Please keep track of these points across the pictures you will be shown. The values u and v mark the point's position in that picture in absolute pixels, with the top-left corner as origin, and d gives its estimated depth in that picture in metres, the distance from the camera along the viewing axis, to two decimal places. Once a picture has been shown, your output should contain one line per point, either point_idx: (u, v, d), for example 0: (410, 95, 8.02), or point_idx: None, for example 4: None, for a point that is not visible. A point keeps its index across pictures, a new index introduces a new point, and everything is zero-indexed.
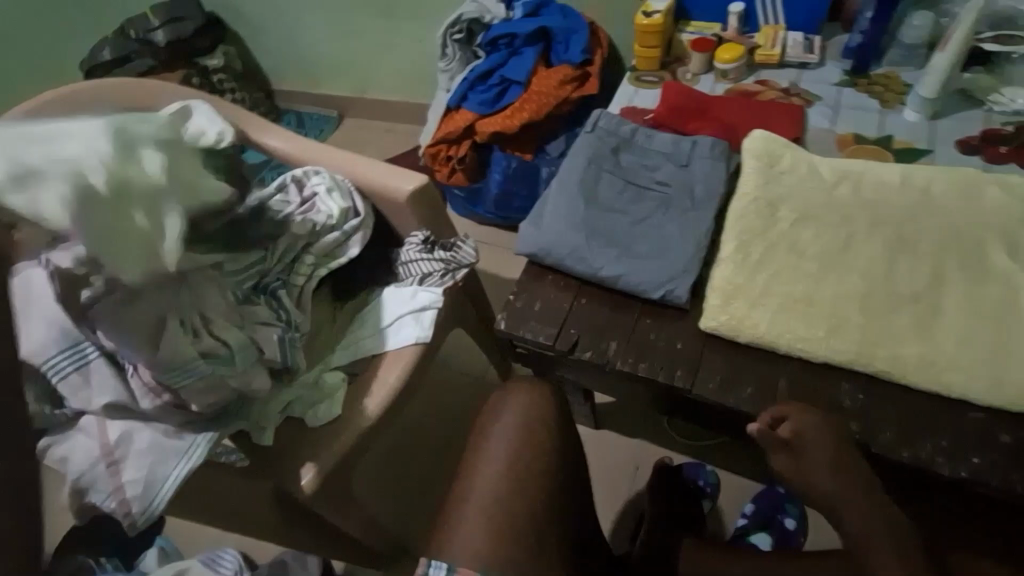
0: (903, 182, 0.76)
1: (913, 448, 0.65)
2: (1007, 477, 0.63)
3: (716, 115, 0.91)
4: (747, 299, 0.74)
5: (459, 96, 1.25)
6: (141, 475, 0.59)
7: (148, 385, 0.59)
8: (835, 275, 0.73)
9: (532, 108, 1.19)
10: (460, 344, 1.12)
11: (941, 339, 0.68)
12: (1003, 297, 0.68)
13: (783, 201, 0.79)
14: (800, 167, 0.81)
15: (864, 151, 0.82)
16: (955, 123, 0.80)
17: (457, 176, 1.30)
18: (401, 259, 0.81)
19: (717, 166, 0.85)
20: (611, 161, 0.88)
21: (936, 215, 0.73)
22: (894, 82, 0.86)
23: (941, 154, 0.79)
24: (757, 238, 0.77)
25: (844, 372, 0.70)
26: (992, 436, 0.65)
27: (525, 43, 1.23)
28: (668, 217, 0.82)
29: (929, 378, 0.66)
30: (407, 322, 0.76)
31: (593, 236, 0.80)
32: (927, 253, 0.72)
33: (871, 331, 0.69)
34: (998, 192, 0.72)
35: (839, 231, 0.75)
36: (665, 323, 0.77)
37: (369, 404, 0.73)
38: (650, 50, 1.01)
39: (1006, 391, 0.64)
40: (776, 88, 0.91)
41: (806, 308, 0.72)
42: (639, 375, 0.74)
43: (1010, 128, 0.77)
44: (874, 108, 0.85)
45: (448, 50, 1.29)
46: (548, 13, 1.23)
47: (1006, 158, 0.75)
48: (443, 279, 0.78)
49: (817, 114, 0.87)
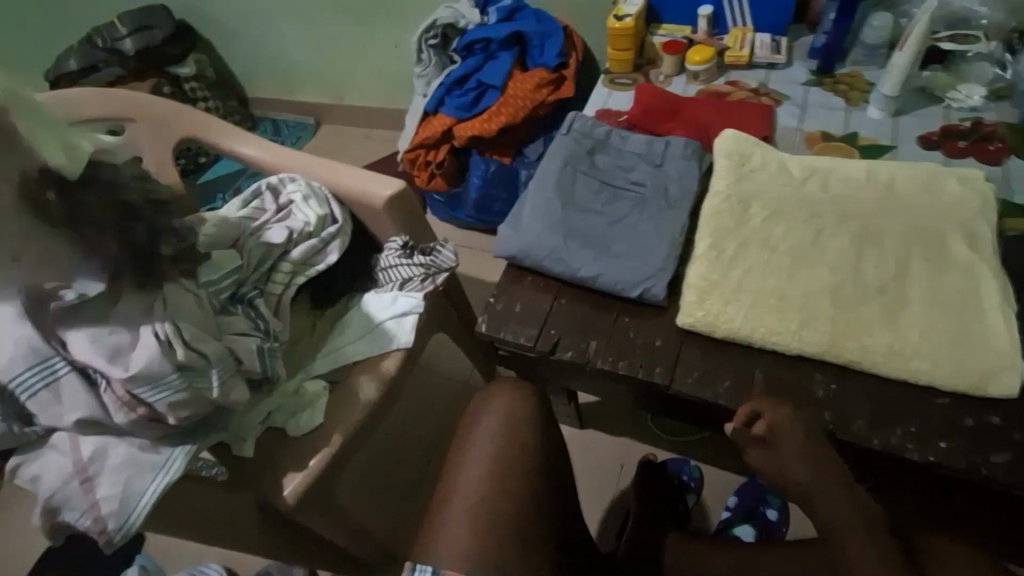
0: (868, 177, 0.76)
1: (884, 436, 0.62)
2: (973, 460, 0.60)
3: (688, 116, 0.93)
4: (721, 295, 0.71)
5: (437, 101, 1.28)
6: (116, 491, 0.63)
7: (121, 400, 0.62)
8: (807, 269, 0.71)
9: (510, 112, 1.22)
10: (443, 348, 1.17)
11: (907, 330, 0.65)
12: (968, 288, 0.66)
13: (754, 197, 0.77)
14: (769, 165, 0.80)
15: (831, 148, 0.85)
16: (915, 120, 0.85)
17: (437, 180, 1.35)
18: (381, 265, 0.87)
19: (690, 165, 0.83)
20: (587, 162, 0.86)
21: (899, 208, 0.73)
22: (857, 80, 0.92)
23: (904, 150, 0.82)
24: (730, 235, 0.75)
25: (816, 363, 0.67)
26: (957, 421, 0.62)
27: (500, 47, 1.25)
28: (644, 216, 0.80)
29: (897, 368, 0.63)
30: (389, 327, 0.83)
31: (571, 236, 0.78)
32: (894, 245, 0.70)
33: (844, 322, 0.66)
34: (957, 186, 0.73)
35: (809, 226, 0.74)
36: (644, 322, 0.74)
37: (351, 411, 0.79)
38: (623, 53, 1.03)
39: (967, 376, 0.62)
40: (746, 89, 0.96)
41: (779, 302, 0.69)
42: (619, 373, 0.72)
43: (967, 124, 0.82)
44: (839, 106, 0.90)
45: (424, 56, 1.32)
46: (523, 17, 1.25)
47: (963, 153, 0.80)
48: (424, 283, 0.84)
49: (786, 114, 0.91)
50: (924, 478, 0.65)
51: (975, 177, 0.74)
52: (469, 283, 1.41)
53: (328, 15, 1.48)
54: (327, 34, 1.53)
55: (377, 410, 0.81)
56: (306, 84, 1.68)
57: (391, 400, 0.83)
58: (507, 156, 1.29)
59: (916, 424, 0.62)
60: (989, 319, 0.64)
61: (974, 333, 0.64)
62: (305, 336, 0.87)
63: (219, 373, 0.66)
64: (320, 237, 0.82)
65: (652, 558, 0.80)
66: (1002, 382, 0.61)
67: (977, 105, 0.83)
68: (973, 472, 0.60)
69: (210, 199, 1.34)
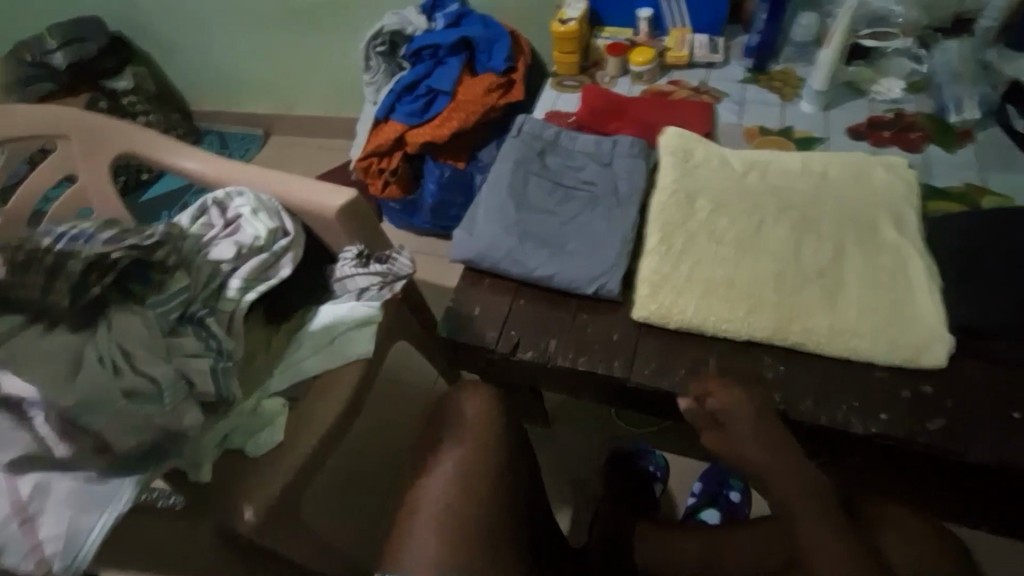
0: (803, 168, 0.80)
1: (830, 413, 0.65)
2: (911, 429, 0.64)
3: (634, 115, 0.96)
4: (673, 288, 0.73)
5: (387, 108, 1.27)
6: (61, 529, 0.60)
7: (61, 430, 0.59)
8: (751, 259, 0.74)
9: (461, 117, 1.22)
10: (405, 357, 1.16)
11: (845, 310, 0.68)
12: (897, 267, 0.70)
13: (699, 192, 0.80)
14: (711, 160, 0.83)
15: (769, 142, 0.89)
16: (843, 113, 0.90)
17: (391, 188, 1.34)
18: (336, 276, 0.85)
19: (638, 163, 0.86)
20: (538, 164, 0.87)
21: (833, 197, 0.77)
22: (790, 77, 0.96)
23: (836, 141, 0.87)
24: (678, 228, 0.77)
25: (765, 348, 0.70)
26: (895, 393, 0.66)
27: (448, 53, 1.25)
28: (595, 214, 0.81)
29: (839, 347, 0.67)
30: (352, 337, 0.82)
31: (526, 237, 0.79)
32: (829, 231, 0.74)
33: (787, 308, 0.69)
34: (884, 173, 0.78)
35: (752, 217, 0.77)
36: (600, 317, 0.76)
37: (313, 425, 0.77)
38: (568, 56, 1.05)
39: (900, 351, 0.66)
40: (687, 88, 0.99)
41: (727, 291, 0.72)
42: (580, 370, 0.73)
43: (890, 115, 0.87)
44: (774, 101, 0.94)
45: (372, 63, 1.31)
46: (469, 23, 1.26)
47: (887, 142, 0.85)
48: (382, 291, 0.83)
49: (726, 111, 0.95)
50: (871, 451, 0.69)
51: (899, 164, 0.78)
52: (428, 289, 1.40)
53: (272, 24, 1.45)
54: (271, 43, 1.50)
55: (340, 422, 0.80)
56: (251, 95, 1.64)
57: (353, 411, 0.82)
58: (461, 161, 1.30)
59: (858, 398, 0.66)
60: (918, 296, 0.68)
61: (905, 310, 0.68)
62: (259, 353, 0.84)
63: (169, 399, 0.63)
64: (275, 251, 0.79)
65: (624, 554, 0.82)
66: (932, 353, 0.65)
67: (898, 97, 0.89)
68: (911, 440, 0.63)
69: (154, 217, 1.29)
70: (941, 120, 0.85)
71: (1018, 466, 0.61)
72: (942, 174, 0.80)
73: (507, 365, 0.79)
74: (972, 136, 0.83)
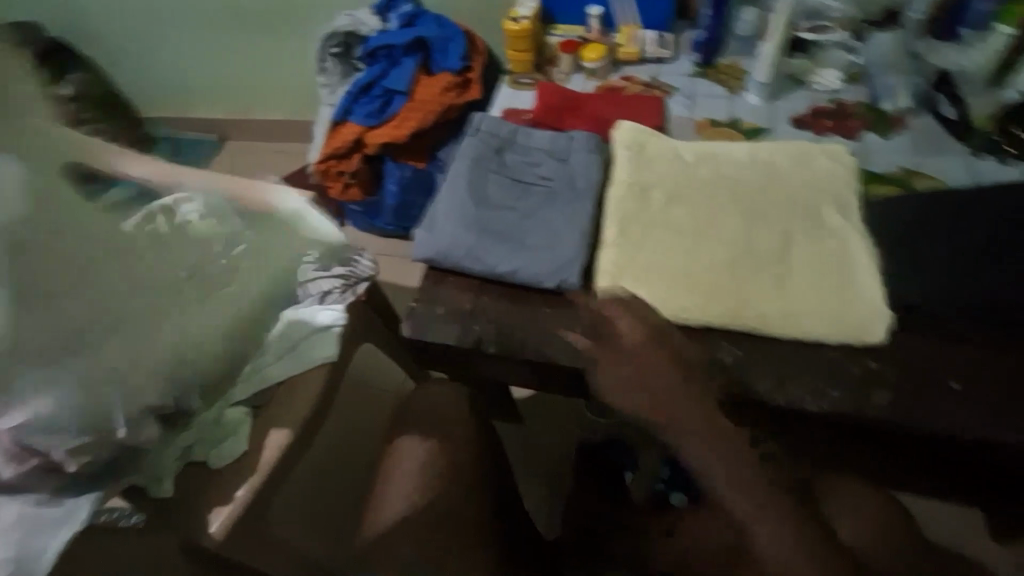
0: (751, 158, 0.83)
1: (784, 392, 0.68)
2: (859, 403, 0.67)
3: (588, 111, 0.97)
4: (632, 278, 0.75)
5: (343, 110, 1.25)
6: (12, 552, 0.60)
7: (9, 454, 0.58)
8: (705, 247, 0.76)
9: (419, 117, 1.22)
10: (372, 361, 1.15)
11: (794, 293, 0.71)
12: (840, 250, 0.74)
13: (653, 183, 0.82)
14: (663, 151, 0.86)
15: (718, 133, 0.92)
16: (787, 103, 0.94)
17: (352, 190, 1.33)
18: (295, 280, 0.85)
19: (594, 157, 0.87)
20: (496, 161, 0.88)
21: (779, 184, 0.80)
22: (736, 71, 1.00)
23: (781, 131, 0.90)
24: (635, 219, 0.79)
25: (721, 333, 0.72)
26: (844, 369, 0.68)
27: (404, 53, 1.24)
28: (555, 209, 0.82)
29: (790, 329, 0.70)
30: (316, 340, 0.83)
31: (486, 234, 0.80)
32: (778, 218, 0.77)
33: (740, 293, 0.72)
34: (826, 160, 0.81)
35: (704, 207, 0.79)
36: (562, 311, 0.77)
37: (278, 433, 0.76)
38: (522, 54, 1.06)
39: (847, 329, 0.69)
40: (639, 83, 1.01)
41: (684, 279, 0.74)
42: (545, 363, 0.74)
43: (831, 105, 0.91)
44: (722, 94, 0.97)
45: (327, 65, 1.30)
46: (423, 23, 1.25)
47: (829, 131, 0.89)
48: (344, 293, 0.87)
49: (677, 104, 0.98)
50: (824, 427, 0.71)
51: (839, 151, 0.82)
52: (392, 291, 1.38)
53: (222, 26, 1.41)
54: (222, 46, 1.46)
55: (305, 427, 0.78)
56: (203, 99, 1.60)
57: (319, 416, 0.81)
58: (422, 160, 1.30)
59: (810, 377, 0.68)
60: (860, 277, 0.71)
61: (849, 291, 0.71)
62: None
63: (125, 415, 0.62)
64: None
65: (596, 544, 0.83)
66: (875, 330, 0.68)
67: (837, 87, 0.93)
68: (859, 414, 0.66)
69: None
70: (876, 108, 0.90)
71: (957, 432, 0.64)
72: (880, 160, 0.85)
73: (473, 363, 0.79)
74: (905, 123, 0.88)
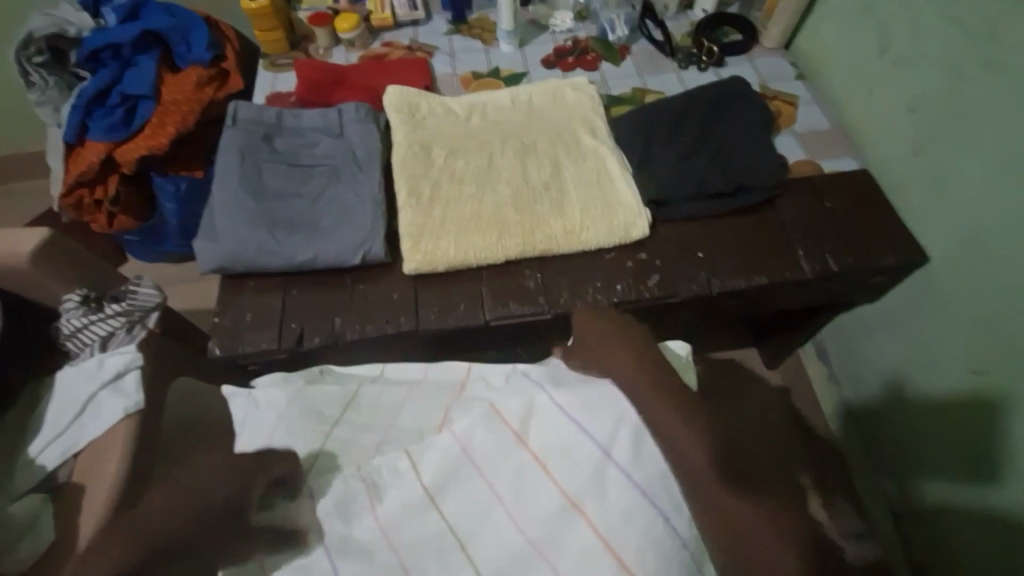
0: (513, 101, 0.91)
1: (582, 295, 0.78)
2: (642, 288, 0.78)
3: (354, 82, 0.96)
4: (432, 233, 0.79)
5: (77, 127, 1.06)
6: None
7: None
8: (489, 189, 0.82)
9: (176, 120, 1.06)
10: (187, 390, 1.03)
11: (572, 211, 0.80)
12: (598, 167, 0.84)
13: (432, 141, 0.86)
14: (436, 109, 0.89)
15: (483, 84, 0.98)
16: (536, 47, 1.04)
17: (112, 185, 1.12)
18: (65, 333, 0.75)
19: (368, 126, 0.87)
20: (267, 149, 0.84)
21: (540, 120, 0.89)
22: (486, 23, 1.07)
23: (534, 73, 1.00)
24: (422, 178, 0.82)
25: (522, 263, 0.80)
26: (622, 264, 0.80)
27: (134, 50, 1.08)
28: (341, 186, 0.82)
29: (574, 243, 0.79)
30: (106, 397, 0.70)
31: (277, 227, 0.78)
32: (544, 151, 0.86)
33: (527, 222, 0.79)
34: (573, 92, 0.91)
35: (482, 155, 0.85)
36: (375, 282, 0.79)
37: (86, 521, 0.64)
38: (272, 33, 1.00)
39: (616, 232, 0.80)
40: (400, 47, 1.03)
41: (479, 223, 0.79)
42: (370, 336, 0.76)
43: (569, 42, 1.04)
44: (478, 48, 1.04)
45: (34, 78, 1.09)
46: (150, 12, 1.09)
47: (573, 66, 1.00)
48: (132, 332, 0.75)
49: (439, 63, 1.02)
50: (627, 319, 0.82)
51: (583, 82, 0.93)
52: (191, 316, 1.29)
53: None
54: None
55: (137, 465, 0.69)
56: None
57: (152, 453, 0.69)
58: (198, 169, 1.15)
59: (599, 279, 0.79)
60: (618, 188, 0.82)
61: (613, 202, 0.81)
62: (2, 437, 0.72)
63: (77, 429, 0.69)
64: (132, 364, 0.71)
65: None
66: (639, 227, 0.80)
67: (571, 27, 1.06)
68: (642, 296, 0.78)
69: None
70: (606, 41, 1.04)
71: (712, 290, 0.79)
72: (616, 84, 0.99)
73: (321, 359, 0.79)
74: (628, 50, 1.03)
